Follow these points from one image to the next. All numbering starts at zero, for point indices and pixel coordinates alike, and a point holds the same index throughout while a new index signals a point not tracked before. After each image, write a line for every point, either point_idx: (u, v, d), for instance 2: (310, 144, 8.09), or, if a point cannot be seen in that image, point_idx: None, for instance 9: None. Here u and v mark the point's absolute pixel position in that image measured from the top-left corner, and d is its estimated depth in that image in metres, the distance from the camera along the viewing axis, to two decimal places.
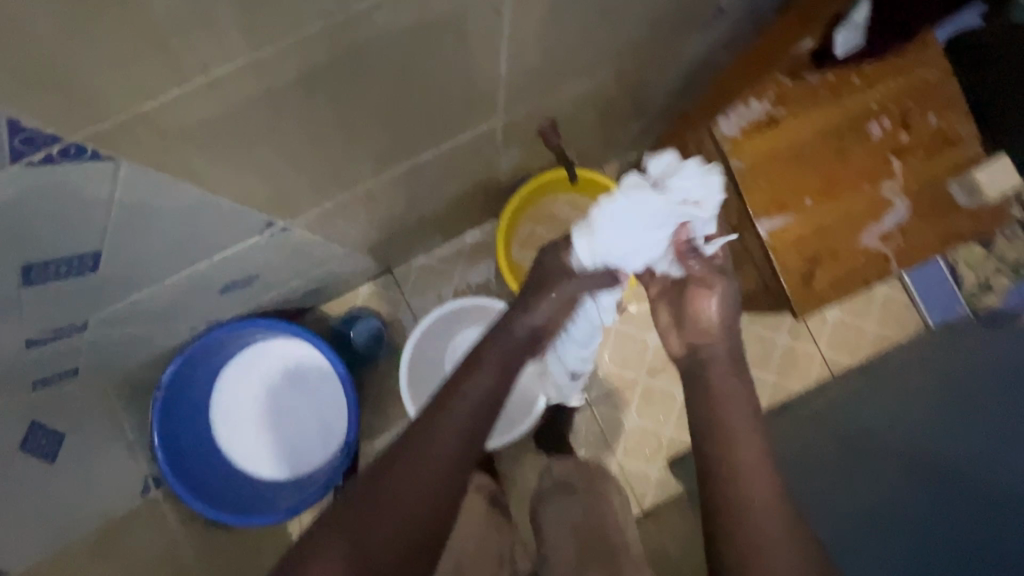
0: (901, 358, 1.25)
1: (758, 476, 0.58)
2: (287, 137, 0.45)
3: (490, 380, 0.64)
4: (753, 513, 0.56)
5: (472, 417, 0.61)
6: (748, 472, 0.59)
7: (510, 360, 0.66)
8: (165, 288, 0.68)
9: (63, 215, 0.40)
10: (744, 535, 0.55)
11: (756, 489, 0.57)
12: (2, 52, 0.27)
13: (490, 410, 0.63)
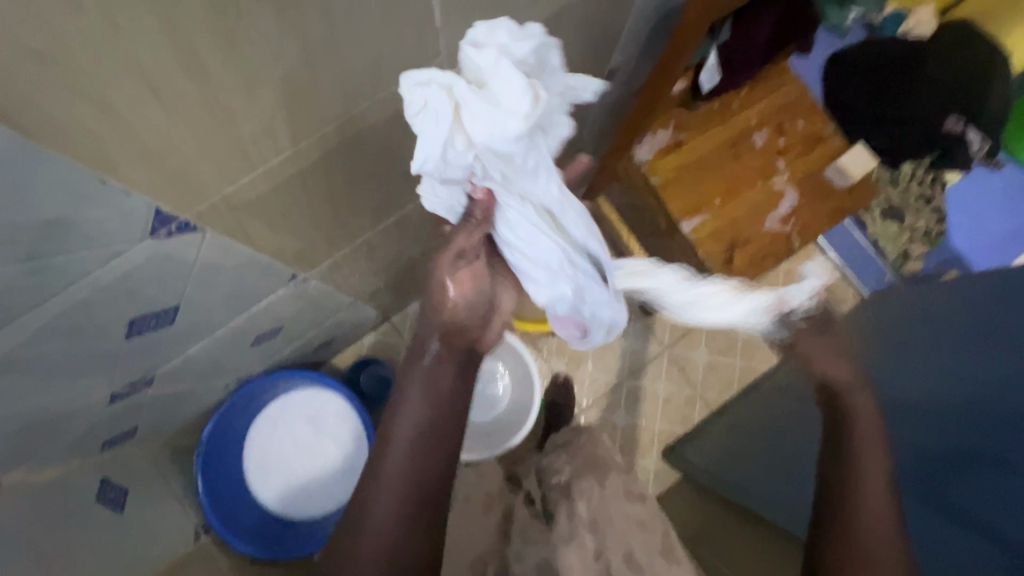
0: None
1: (870, 479, 0.62)
2: (311, 202, 0.63)
3: (417, 420, 0.56)
4: (866, 504, 0.61)
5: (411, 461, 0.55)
6: (867, 471, 0.62)
7: (430, 385, 0.57)
8: (213, 343, 0.84)
9: (165, 277, 0.58)
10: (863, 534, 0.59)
11: (870, 489, 0.61)
12: (159, 171, 0.44)
13: (429, 446, 0.56)
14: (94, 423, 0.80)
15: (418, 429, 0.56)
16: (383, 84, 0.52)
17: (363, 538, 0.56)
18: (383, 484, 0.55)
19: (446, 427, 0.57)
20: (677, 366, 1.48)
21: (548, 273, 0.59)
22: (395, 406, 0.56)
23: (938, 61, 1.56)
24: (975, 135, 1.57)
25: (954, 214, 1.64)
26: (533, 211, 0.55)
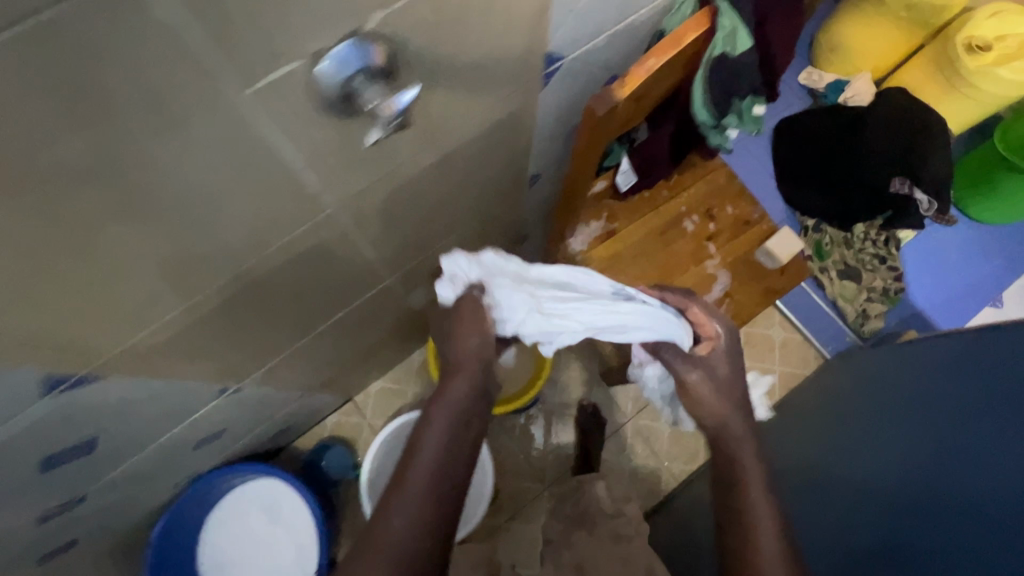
0: (805, 392, 1.41)
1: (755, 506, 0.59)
2: (223, 334, 0.67)
3: (443, 427, 0.62)
4: (763, 541, 0.56)
5: (439, 464, 0.59)
6: (753, 499, 0.59)
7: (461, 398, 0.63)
8: (151, 452, 0.86)
9: (74, 419, 0.60)
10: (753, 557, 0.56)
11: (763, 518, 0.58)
12: (40, 345, 0.47)
13: (458, 448, 0.61)
14: (26, 541, 0.81)
15: (445, 442, 0.61)
16: (270, 240, 0.56)
17: (384, 537, 0.55)
18: (403, 499, 0.57)
19: (465, 445, 0.62)
20: (641, 438, 1.47)
21: (552, 313, 0.69)
22: (425, 425, 0.62)
23: (880, 126, 1.55)
24: (924, 196, 1.53)
25: (911, 273, 1.66)
26: (518, 284, 0.68)
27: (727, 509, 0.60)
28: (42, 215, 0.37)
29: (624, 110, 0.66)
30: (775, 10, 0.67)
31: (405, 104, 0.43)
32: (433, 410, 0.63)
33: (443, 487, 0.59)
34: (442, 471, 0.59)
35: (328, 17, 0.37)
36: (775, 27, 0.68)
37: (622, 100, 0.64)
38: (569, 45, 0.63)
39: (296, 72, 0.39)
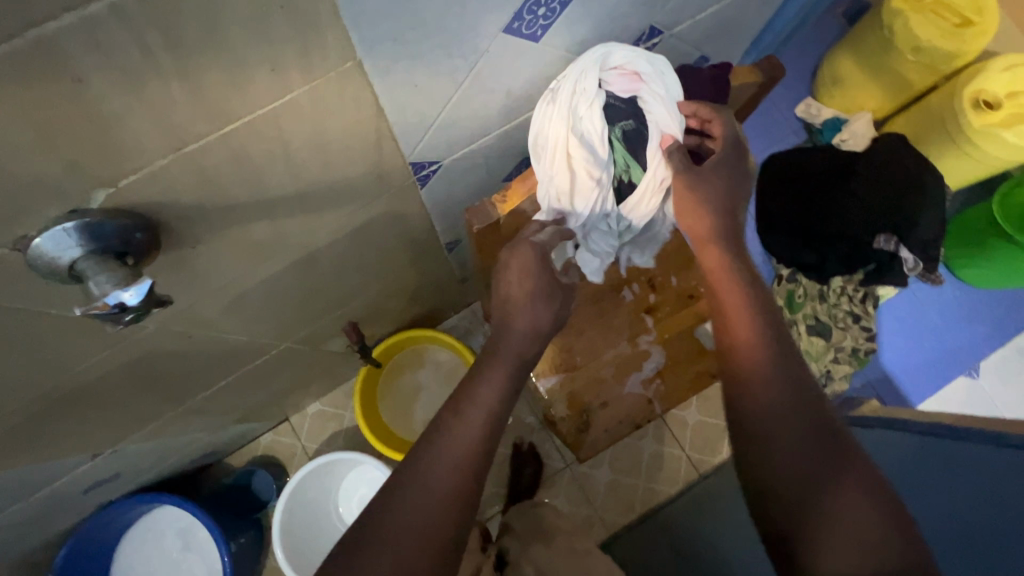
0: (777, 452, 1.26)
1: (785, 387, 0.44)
2: (58, 425, 0.62)
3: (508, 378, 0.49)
4: (768, 366, 0.45)
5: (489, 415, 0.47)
6: (761, 373, 0.45)
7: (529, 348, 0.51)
8: (31, 501, 0.84)
9: None
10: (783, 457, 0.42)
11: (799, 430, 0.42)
12: None
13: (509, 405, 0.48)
14: None
15: (442, 510, 0.42)
16: (70, 364, 0.50)
17: (416, 483, 0.42)
18: (448, 442, 0.44)
19: (470, 508, 0.43)
20: (577, 485, 1.43)
21: (583, 179, 0.52)
22: (420, 479, 0.43)
23: (873, 175, 1.35)
24: (909, 253, 1.35)
25: (899, 334, 1.51)
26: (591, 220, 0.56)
27: (759, 463, 0.42)
28: None
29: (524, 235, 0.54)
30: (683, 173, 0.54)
31: (115, 303, 0.34)
32: (430, 449, 0.44)
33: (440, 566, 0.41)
34: (430, 548, 0.41)
35: (23, 208, 0.31)
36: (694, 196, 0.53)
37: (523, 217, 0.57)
38: (439, 151, 0.54)
39: (9, 256, 0.33)
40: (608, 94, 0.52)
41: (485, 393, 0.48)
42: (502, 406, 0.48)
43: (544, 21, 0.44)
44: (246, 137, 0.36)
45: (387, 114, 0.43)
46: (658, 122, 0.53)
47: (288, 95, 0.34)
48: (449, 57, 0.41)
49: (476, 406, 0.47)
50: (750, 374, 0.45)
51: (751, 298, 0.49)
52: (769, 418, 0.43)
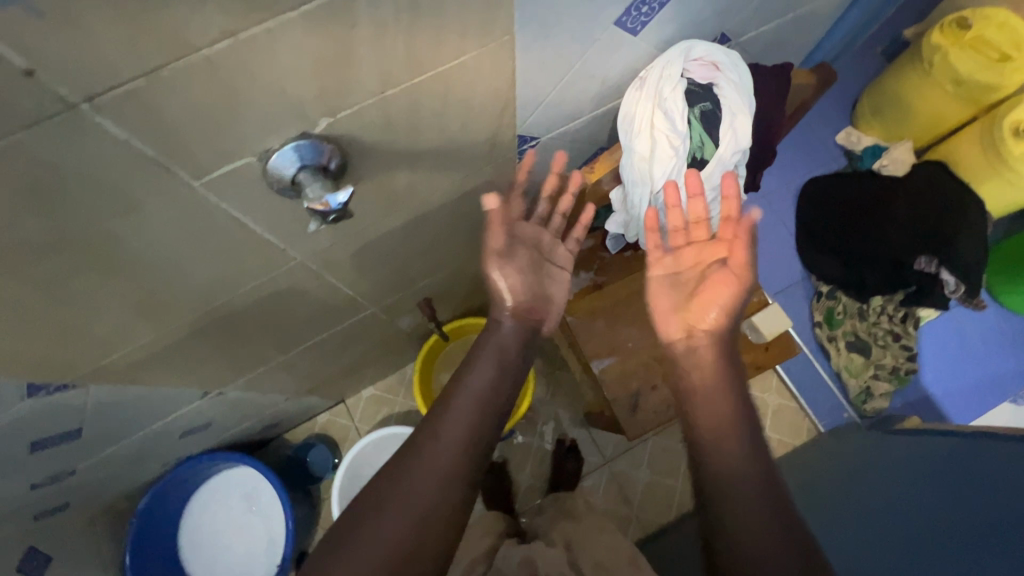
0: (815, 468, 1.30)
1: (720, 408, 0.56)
2: (198, 353, 0.73)
3: (490, 373, 0.62)
4: (729, 446, 0.53)
5: (477, 411, 0.58)
6: (720, 450, 0.53)
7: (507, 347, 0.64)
8: (141, 438, 0.95)
9: (60, 417, 0.68)
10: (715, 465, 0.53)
11: (732, 463, 0.52)
12: (39, 367, 0.55)
13: (491, 402, 0.60)
14: (18, 503, 0.89)
15: (432, 488, 0.52)
16: (235, 285, 0.61)
17: (419, 466, 0.53)
18: (442, 427, 0.56)
19: (455, 493, 0.53)
20: (616, 483, 1.46)
21: (664, 151, 0.63)
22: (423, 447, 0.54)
23: (910, 198, 1.42)
24: (951, 276, 1.39)
25: (939, 355, 1.51)
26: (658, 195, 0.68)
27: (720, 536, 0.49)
28: (38, 286, 0.44)
29: (529, 234, 0.68)
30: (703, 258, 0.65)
31: (334, 206, 0.45)
32: (430, 436, 0.55)
33: (433, 527, 0.50)
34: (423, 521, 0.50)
35: (274, 126, 0.41)
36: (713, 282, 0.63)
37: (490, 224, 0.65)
38: (541, 127, 0.65)
39: (250, 165, 0.44)
40: (690, 80, 0.62)
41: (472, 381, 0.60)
42: (487, 393, 0.60)
43: (644, 18, 0.55)
44: (423, 91, 0.47)
45: (517, 85, 0.53)
46: (730, 106, 0.64)
47: (462, 57, 0.45)
48: (571, 39, 0.52)
49: (462, 395, 0.59)
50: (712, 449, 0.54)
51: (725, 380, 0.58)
52: (729, 493, 0.50)
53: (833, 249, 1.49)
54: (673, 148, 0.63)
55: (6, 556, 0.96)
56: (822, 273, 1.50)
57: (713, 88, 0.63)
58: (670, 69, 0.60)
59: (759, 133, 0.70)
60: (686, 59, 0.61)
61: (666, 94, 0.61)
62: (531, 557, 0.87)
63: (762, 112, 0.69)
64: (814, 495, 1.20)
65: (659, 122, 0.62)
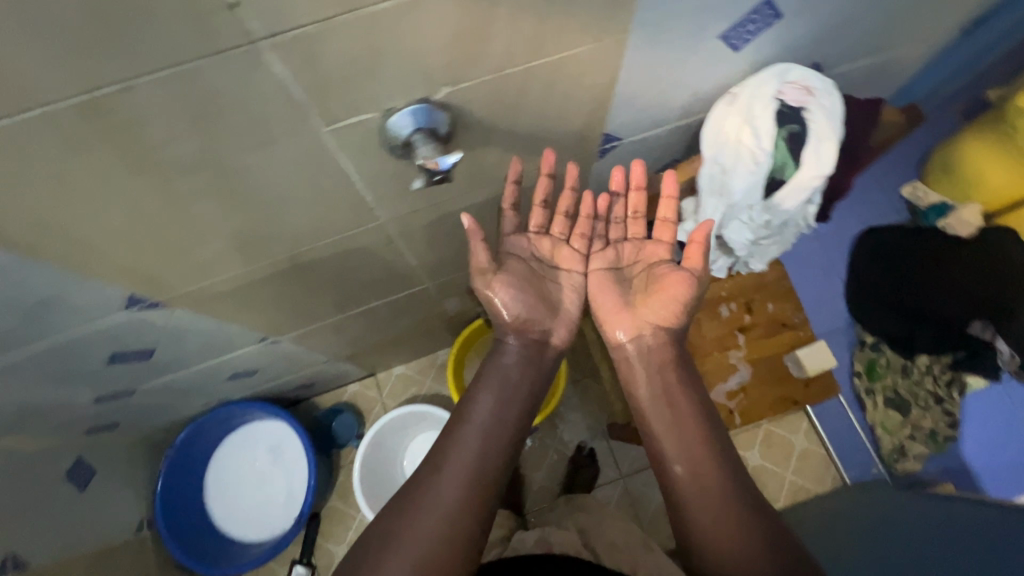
0: (834, 514, 1.28)
1: (693, 434, 0.59)
2: (271, 296, 0.78)
3: (493, 399, 0.62)
4: (714, 471, 0.56)
5: (485, 438, 0.59)
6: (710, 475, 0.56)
7: (512, 372, 0.64)
8: (196, 373, 1.00)
9: (141, 335, 0.74)
10: (700, 494, 0.55)
11: (720, 486, 0.55)
12: (146, 282, 0.60)
13: (501, 428, 0.61)
14: (80, 413, 0.96)
15: (445, 518, 0.53)
16: (323, 236, 0.65)
17: (429, 496, 0.54)
18: (453, 458, 0.57)
19: (468, 523, 0.54)
20: (628, 499, 1.45)
21: (743, 166, 0.66)
22: (431, 482, 0.55)
23: (968, 262, 1.28)
24: (1007, 348, 1.25)
25: (976, 430, 1.41)
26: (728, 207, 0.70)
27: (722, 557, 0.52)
28: (168, 202, 0.49)
29: (520, 247, 0.67)
30: (644, 255, 0.69)
31: (444, 167, 0.49)
32: (441, 465, 0.57)
33: (449, 550, 0.52)
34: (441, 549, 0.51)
35: (404, 87, 0.45)
36: (665, 278, 0.65)
37: (472, 237, 0.61)
38: (627, 129, 0.67)
39: (372, 120, 0.48)
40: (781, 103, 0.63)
41: (477, 409, 0.61)
42: (491, 419, 0.61)
43: (748, 36, 0.57)
44: (535, 75, 0.50)
45: (617, 83, 0.56)
46: (817, 133, 0.66)
47: (577, 49, 0.49)
48: (678, 44, 0.54)
49: (470, 422, 0.60)
50: (703, 473, 0.56)
51: (705, 407, 0.62)
52: (724, 521, 0.53)
53: (883, 303, 1.42)
54: (753, 165, 0.66)
55: (58, 462, 1.03)
56: (872, 324, 1.44)
57: (803, 112, 0.64)
58: (762, 90, 0.62)
59: (839, 164, 0.71)
60: (779, 81, 0.62)
61: (755, 114, 0.63)
62: (546, 536, 0.89)
63: (844, 143, 0.70)
64: (833, 544, 1.17)
65: (744, 139, 0.64)
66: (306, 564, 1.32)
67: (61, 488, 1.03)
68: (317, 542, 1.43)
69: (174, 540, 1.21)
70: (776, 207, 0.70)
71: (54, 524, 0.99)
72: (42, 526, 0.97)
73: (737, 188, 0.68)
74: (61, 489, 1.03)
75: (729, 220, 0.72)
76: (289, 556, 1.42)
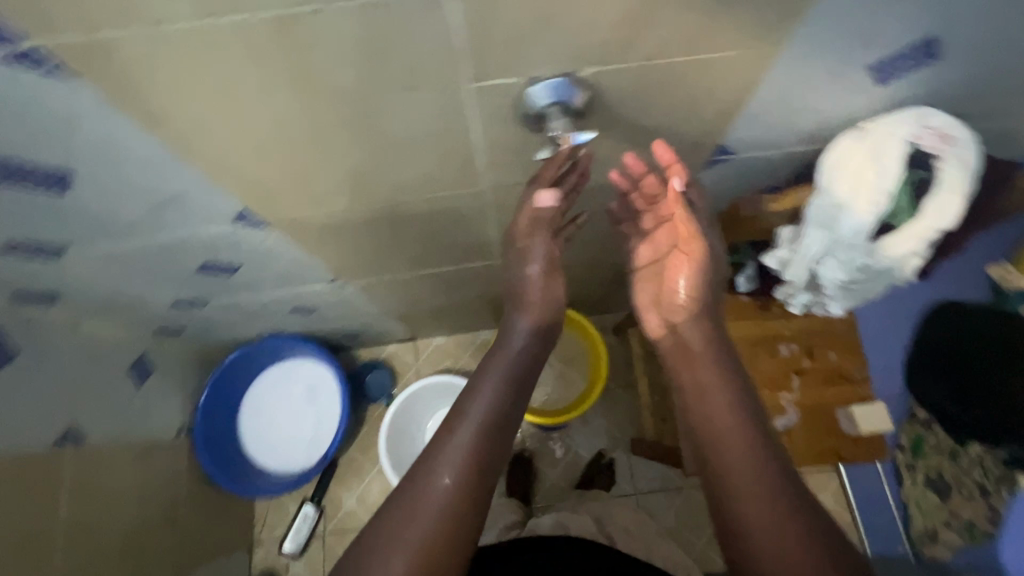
0: None
1: (721, 423, 0.56)
2: (358, 240, 0.81)
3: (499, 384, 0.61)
4: (742, 461, 0.54)
5: (489, 422, 0.59)
6: (736, 465, 0.53)
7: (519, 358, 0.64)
8: (265, 299, 1.05)
9: (236, 249, 0.78)
10: (726, 484, 0.53)
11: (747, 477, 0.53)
12: (261, 199, 0.64)
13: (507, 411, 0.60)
14: (156, 312, 1.02)
15: (449, 505, 0.53)
16: (425, 191, 0.67)
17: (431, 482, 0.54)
18: (457, 443, 0.57)
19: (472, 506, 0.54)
20: None
21: (857, 205, 0.64)
22: (426, 480, 0.54)
23: None
24: None
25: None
26: (830, 243, 0.68)
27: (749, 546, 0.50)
28: (310, 125, 0.51)
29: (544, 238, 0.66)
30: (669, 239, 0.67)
31: (576, 143, 0.53)
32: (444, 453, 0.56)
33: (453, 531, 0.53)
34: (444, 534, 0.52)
35: (555, 58, 0.47)
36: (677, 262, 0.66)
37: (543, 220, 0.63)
38: (743, 145, 0.66)
39: (513, 85, 0.49)
40: (916, 146, 0.60)
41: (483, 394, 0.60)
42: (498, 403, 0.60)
43: (898, 72, 0.56)
44: (679, 70, 0.51)
45: (753, 94, 0.56)
46: (944, 185, 0.63)
47: (728, 52, 0.49)
48: (827, 65, 0.53)
49: (477, 406, 0.59)
50: (728, 463, 0.54)
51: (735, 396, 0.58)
52: (752, 512, 0.51)
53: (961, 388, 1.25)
54: (868, 205, 0.64)
55: (126, 353, 1.10)
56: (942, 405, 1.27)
57: (935, 160, 0.62)
58: (898, 130, 0.60)
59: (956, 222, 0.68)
60: (917, 123, 0.60)
61: (883, 153, 0.61)
62: (562, 521, 0.87)
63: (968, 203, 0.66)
64: None
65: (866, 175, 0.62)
66: (315, 505, 1.43)
67: (124, 377, 1.10)
68: (330, 487, 1.48)
69: (207, 450, 1.28)
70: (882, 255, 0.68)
71: (114, 408, 1.06)
72: (104, 408, 1.04)
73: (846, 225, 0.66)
74: (124, 378, 1.10)
75: (824, 256, 0.70)
76: (300, 494, 1.48)
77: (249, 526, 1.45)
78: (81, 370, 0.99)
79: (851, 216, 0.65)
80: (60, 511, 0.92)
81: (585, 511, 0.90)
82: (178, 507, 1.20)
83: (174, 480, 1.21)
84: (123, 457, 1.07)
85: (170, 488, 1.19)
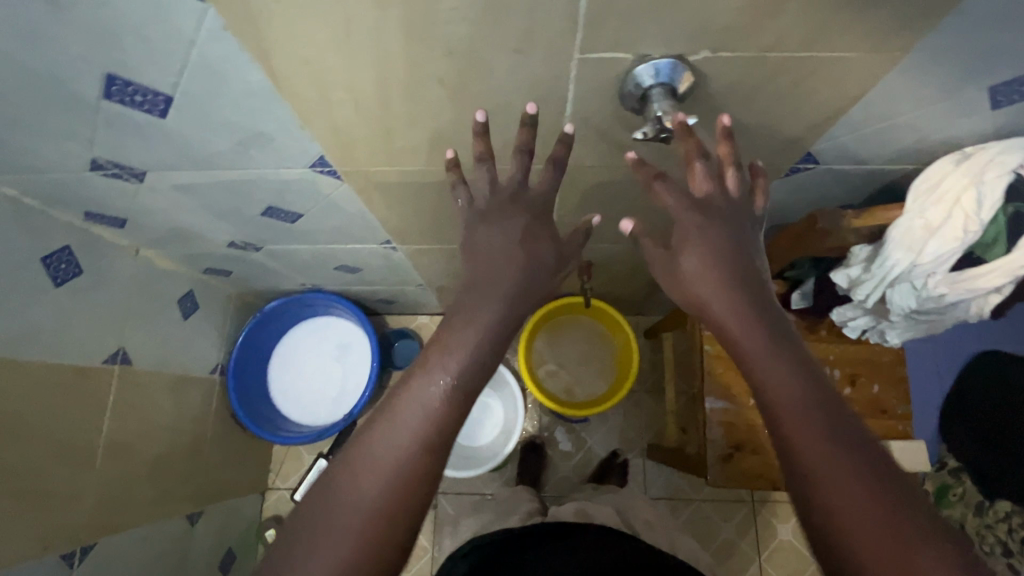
0: None
1: (796, 384, 0.44)
2: (420, 203, 0.81)
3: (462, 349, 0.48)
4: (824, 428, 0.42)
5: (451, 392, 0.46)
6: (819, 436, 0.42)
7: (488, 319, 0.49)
8: (315, 252, 1.07)
9: (303, 196, 0.79)
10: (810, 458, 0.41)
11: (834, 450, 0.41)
12: (340, 146, 0.64)
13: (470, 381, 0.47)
14: (212, 250, 1.05)
15: (392, 485, 0.43)
16: (500, 161, 0.67)
17: (379, 451, 0.44)
18: (407, 411, 0.45)
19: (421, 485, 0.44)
20: None
21: (947, 228, 0.62)
22: (369, 448, 0.45)
23: None
24: None
25: None
26: (909, 266, 0.66)
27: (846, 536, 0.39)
28: (408, 77, 0.51)
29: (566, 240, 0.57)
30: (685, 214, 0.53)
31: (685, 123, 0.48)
32: (391, 423, 0.45)
33: (397, 515, 0.43)
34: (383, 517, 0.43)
35: (672, 38, 0.46)
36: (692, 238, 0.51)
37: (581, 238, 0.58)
38: (833, 155, 0.64)
39: (622, 61, 0.48)
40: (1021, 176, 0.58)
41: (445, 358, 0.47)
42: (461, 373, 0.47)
43: (1017, 97, 0.53)
44: (792, 67, 0.49)
45: (859, 103, 0.54)
46: None
47: (845, 55, 0.48)
48: (945, 81, 0.51)
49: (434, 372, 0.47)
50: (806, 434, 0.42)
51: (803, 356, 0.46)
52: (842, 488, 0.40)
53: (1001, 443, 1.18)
54: (960, 230, 0.62)
55: (177, 286, 1.13)
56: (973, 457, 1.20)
57: None
58: (1007, 157, 0.58)
59: None
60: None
61: (986, 177, 0.59)
62: (585, 510, 0.88)
63: None
64: None
65: (964, 200, 0.60)
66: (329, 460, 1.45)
67: (173, 309, 1.13)
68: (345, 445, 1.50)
69: (236, 391, 1.30)
70: (961, 284, 0.66)
71: (159, 337, 1.10)
72: (151, 335, 1.07)
73: (930, 248, 0.64)
74: (173, 309, 1.13)
75: (899, 279, 0.68)
76: (317, 448, 1.51)
77: (264, 470, 1.49)
78: (136, 296, 1.03)
79: (938, 239, 0.63)
80: (102, 428, 0.95)
81: (606, 502, 0.92)
82: (204, 441, 1.24)
83: (204, 415, 1.24)
84: (163, 385, 1.11)
85: (198, 422, 1.22)
